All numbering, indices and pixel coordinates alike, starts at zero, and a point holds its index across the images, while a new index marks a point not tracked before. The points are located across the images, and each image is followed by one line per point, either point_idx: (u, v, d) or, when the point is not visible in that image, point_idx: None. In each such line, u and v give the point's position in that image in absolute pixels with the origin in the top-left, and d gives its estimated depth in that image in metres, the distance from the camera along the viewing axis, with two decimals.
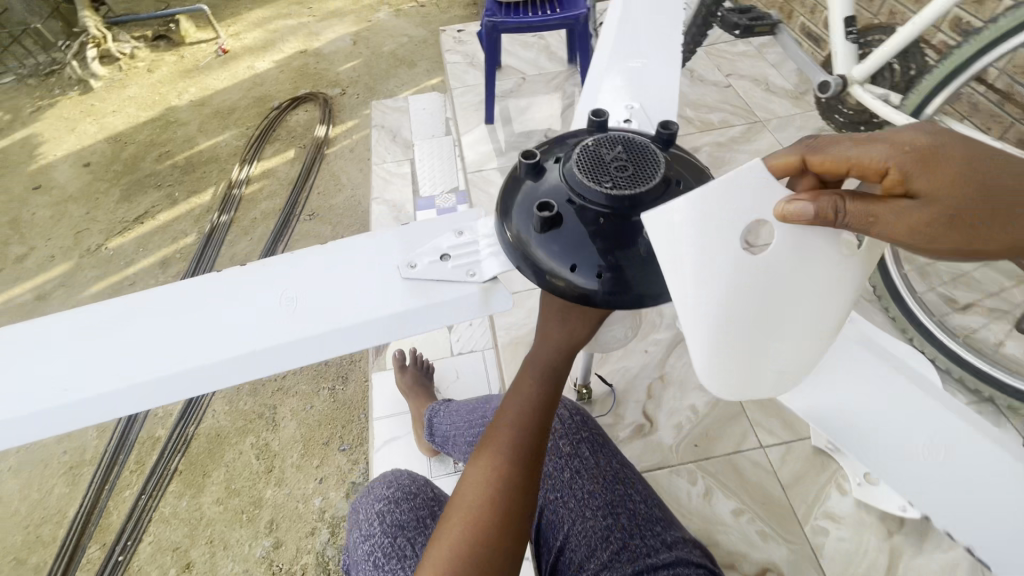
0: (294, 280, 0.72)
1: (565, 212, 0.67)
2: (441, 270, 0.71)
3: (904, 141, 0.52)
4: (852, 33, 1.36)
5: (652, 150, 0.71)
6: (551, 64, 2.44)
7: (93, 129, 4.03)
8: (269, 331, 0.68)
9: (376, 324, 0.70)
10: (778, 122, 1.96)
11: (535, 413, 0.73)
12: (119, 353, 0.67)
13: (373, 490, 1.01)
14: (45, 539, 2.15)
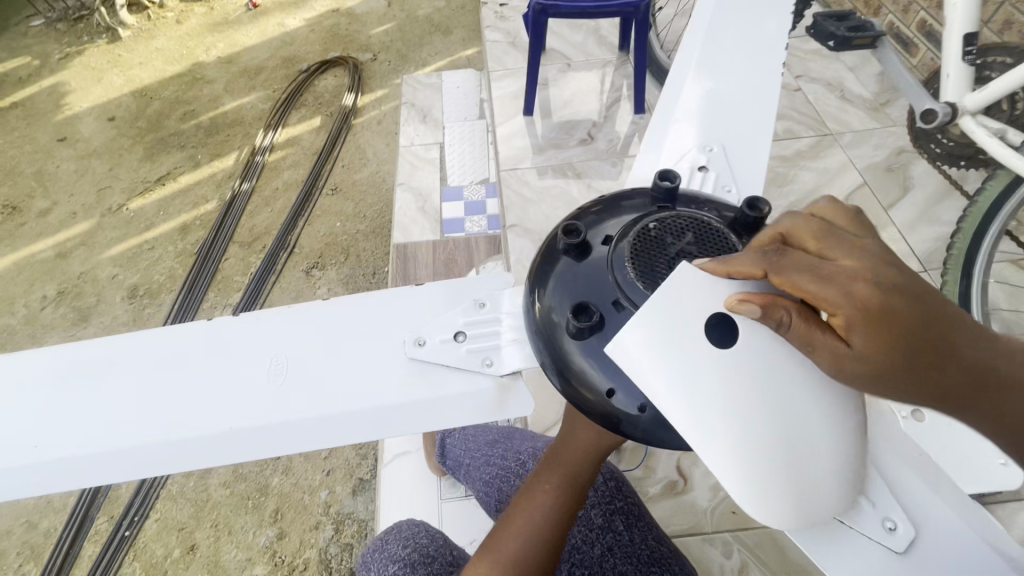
0: (282, 341, 0.58)
1: (607, 315, 0.53)
2: (451, 353, 0.57)
3: (872, 276, 0.39)
4: (970, 54, 1.18)
5: (732, 240, 0.55)
6: (600, 50, 2.23)
7: (119, 81, 3.93)
8: (239, 407, 0.54)
9: (373, 412, 0.55)
10: (851, 137, 1.75)
11: (549, 525, 0.60)
12: (51, 416, 0.53)
13: (388, 547, 0.93)
14: (56, 505, 2.16)
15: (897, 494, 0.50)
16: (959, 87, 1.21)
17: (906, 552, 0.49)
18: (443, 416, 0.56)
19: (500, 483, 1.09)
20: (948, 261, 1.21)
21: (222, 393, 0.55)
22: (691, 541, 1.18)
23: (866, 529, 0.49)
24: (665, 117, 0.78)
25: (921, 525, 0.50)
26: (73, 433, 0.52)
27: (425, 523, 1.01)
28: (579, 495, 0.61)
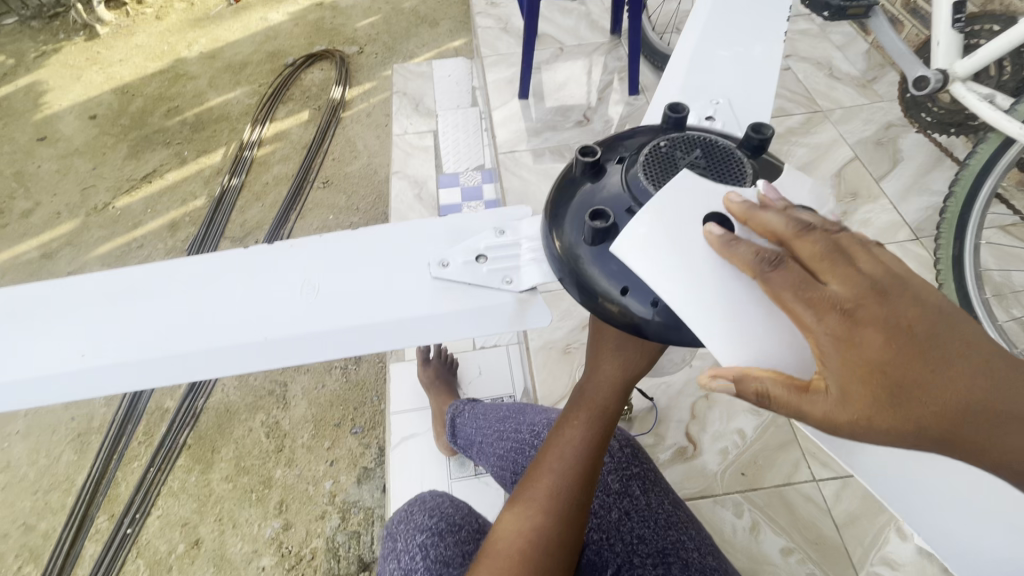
0: (304, 262, 0.57)
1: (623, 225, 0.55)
2: (475, 272, 0.56)
3: (854, 320, 0.41)
4: (959, 21, 1.22)
5: (739, 156, 0.57)
6: (592, 34, 2.25)
7: (99, 78, 3.85)
8: (266, 322, 0.54)
9: (409, 322, 0.55)
10: (841, 112, 1.79)
11: (583, 456, 0.67)
12: (90, 329, 0.53)
13: (413, 517, 0.91)
14: (54, 506, 2.13)
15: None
16: (949, 54, 1.24)
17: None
18: (473, 328, 0.56)
19: (515, 455, 1.09)
20: (942, 224, 1.25)
21: (259, 305, 0.55)
22: (704, 503, 1.22)
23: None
24: (677, 71, 0.79)
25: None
26: (113, 343, 0.52)
27: (447, 493, 0.99)
28: (608, 431, 0.66)
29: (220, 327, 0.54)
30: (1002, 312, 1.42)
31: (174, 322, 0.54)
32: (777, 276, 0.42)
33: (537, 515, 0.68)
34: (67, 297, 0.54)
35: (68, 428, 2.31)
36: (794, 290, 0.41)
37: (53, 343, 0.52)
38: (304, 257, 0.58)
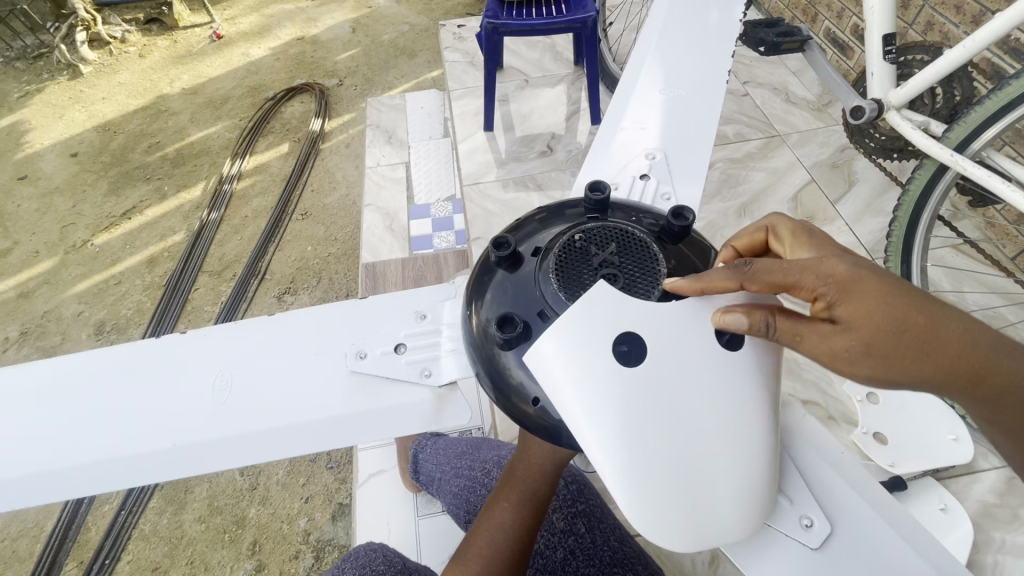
0: (233, 362, 0.61)
1: (534, 324, 0.59)
2: (392, 364, 0.61)
3: (824, 272, 0.52)
4: (890, 53, 1.26)
5: (653, 250, 0.62)
6: (557, 65, 2.30)
7: (81, 117, 3.89)
8: (188, 428, 0.57)
9: (326, 421, 0.59)
10: (798, 137, 1.83)
11: (510, 540, 0.62)
12: (19, 431, 0.56)
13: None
14: (21, 554, 2.08)
15: (816, 496, 0.57)
16: (883, 84, 1.29)
17: (822, 547, 0.54)
18: (388, 426, 0.59)
19: (468, 494, 1.08)
20: (889, 250, 1.27)
21: (183, 408, 0.58)
22: (663, 537, 1.18)
23: (784, 525, 0.55)
24: (617, 126, 0.83)
25: (836, 522, 0.56)
26: (38, 448, 0.55)
27: (383, 548, 0.96)
28: (539, 513, 0.63)
29: (143, 432, 0.57)
30: None
31: (101, 425, 0.57)
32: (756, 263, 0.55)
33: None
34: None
35: None
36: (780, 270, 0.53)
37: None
38: (230, 357, 0.61)
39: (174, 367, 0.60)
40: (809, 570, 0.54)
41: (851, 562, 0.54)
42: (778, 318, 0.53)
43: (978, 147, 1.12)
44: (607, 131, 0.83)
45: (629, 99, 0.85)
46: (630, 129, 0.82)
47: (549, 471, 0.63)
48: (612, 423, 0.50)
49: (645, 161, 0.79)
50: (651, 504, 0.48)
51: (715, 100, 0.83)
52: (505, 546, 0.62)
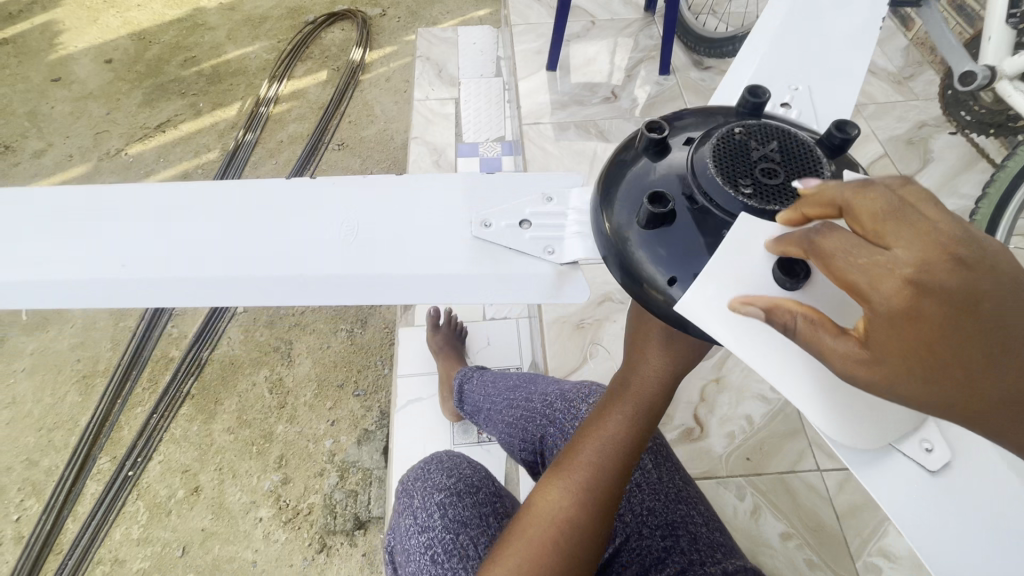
0: (356, 208, 0.61)
1: (679, 209, 0.55)
2: (517, 237, 0.60)
3: (892, 285, 0.38)
4: (1015, 17, 1.19)
5: (818, 153, 0.55)
6: (625, 9, 2.19)
7: (116, 22, 3.77)
8: (315, 262, 0.58)
9: (445, 279, 0.59)
10: (876, 108, 1.76)
11: (623, 447, 0.68)
12: (151, 244, 0.58)
13: (431, 476, 0.92)
14: (56, 444, 2.16)
15: None
16: (1000, 50, 1.22)
17: None
18: (508, 292, 0.60)
19: (526, 423, 1.06)
20: (971, 229, 1.24)
21: (305, 244, 0.59)
22: (707, 484, 1.20)
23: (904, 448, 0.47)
24: (771, 36, 0.70)
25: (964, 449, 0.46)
26: (171, 263, 0.58)
27: (464, 457, 1.00)
28: (647, 426, 0.68)
29: (273, 262, 0.58)
30: None
31: (230, 250, 0.58)
32: (836, 239, 0.40)
33: (569, 509, 0.66)
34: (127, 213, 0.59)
35: (73, 370, 2.31)
36: (847, 255, 0.39)
37: (111, 256, 0.57)
38: (350, 205, 0.61)
39: (297, 206, 0.61)
40: None
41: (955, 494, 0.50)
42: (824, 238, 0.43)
43: None
44: (756, 41, 0.71)
45: (790, 8, 0.71)
46: (780, 51, 0.69)
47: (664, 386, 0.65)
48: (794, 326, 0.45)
49: (787, 89, 0.68)
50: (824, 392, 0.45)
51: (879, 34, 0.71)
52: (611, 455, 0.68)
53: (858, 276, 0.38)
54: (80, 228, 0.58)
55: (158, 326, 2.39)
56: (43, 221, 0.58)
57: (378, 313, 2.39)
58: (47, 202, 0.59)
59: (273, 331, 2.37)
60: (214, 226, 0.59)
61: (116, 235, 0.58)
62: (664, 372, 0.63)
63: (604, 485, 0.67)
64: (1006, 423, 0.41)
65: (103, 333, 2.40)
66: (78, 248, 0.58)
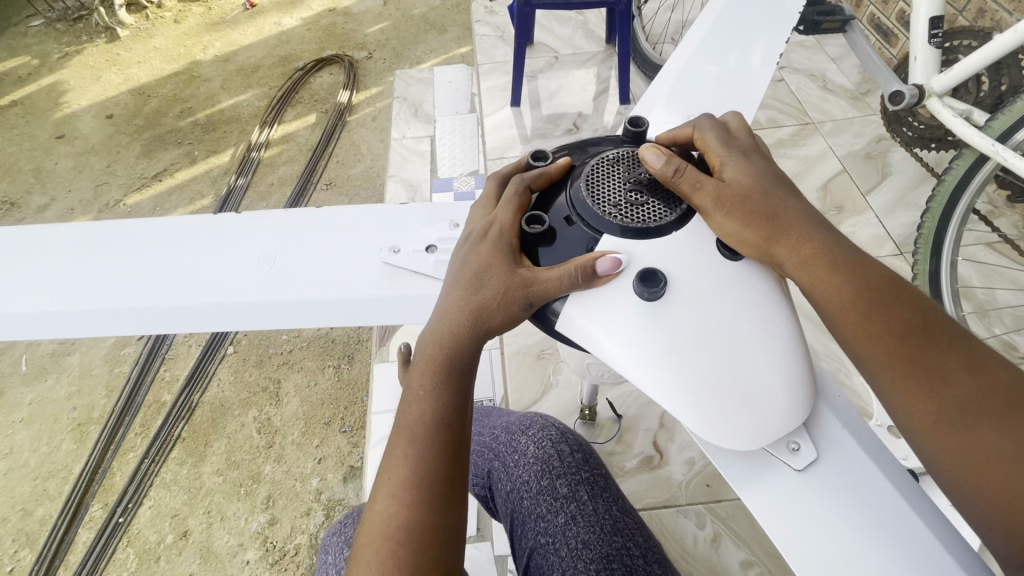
0: (285, 244, 0.73)
1: (560, 228, 0.66)
2: (422, 262, 0.71)
3: (737, 216, 0.61)
4: (935, 37, 1.30)
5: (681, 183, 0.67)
6: (588, 42, 2.28)
7: (117, 80, 3.96)
8: (243, 287, 0.69)
9: (352, 296, 0.69)
10: (833, 125, 1.80)
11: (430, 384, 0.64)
12: (104, 275, 0.70)
13: (345, 530, 0.96)
14: (51, 493, 2.20)
15: (809, 427, 0.60)
16: (926, 69, 1.33)
17: (804, 469, 0.58)
18: (417, 311, 0.70)
19: (476, 457, 1.05)
20: (919, 243, 1.33)
21: (239, 274, 0.70)
22: (666, 512, 1.26)
23: (771, 447, 0.59)
24: (679, 81, 0.86)
25: (825, 448, 0.59)
26: (121, 295, 0.68)
27: None
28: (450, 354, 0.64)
29: (205, 291, 0.69)
30: (985, 329, 1.54)
31: (175, 283, 0.70)
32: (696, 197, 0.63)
33: (403, 513, 0.60)
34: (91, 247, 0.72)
35: (69, 418, 2.36)
36: (711, 204, 0.62)
37: (69, 287, 0.69)
38: (274, 240, 0.73)
39: (233, 243, 0.73)
40: (789, 486, 0.58)
41: (824, 487, 0.57)
42: (685, 180, 0.64)
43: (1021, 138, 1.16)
44: (659, 92, 0.86)
45: (701, 60, 0.86)
46: (668, 101, 0.84)
47: (475, 319, 0.63)
48: (659, 342, 0.56)
49: (680, 121, 0.82)
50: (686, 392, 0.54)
51: (756, 87, 0.84)
52: (438, 427, 0.62)
53: (720, 216, 0.62)
54: (50, 263, 0.71)
55: (151, 371, 2.44)
56: (26, 261, 0.71)
57: (364, 348, 2.42)
58: (34, 245, 0.72)
59: (263, 370, 2.41)
60: (158, 257, 0.71)
61: (82, 271, 0.70)
62: (462, 309, 0.63)
63: (438, 458, 0.62)
64: (854, 310, 0.59)
65: (98, 379, 2.46)
66: (38, 291, 0.69)
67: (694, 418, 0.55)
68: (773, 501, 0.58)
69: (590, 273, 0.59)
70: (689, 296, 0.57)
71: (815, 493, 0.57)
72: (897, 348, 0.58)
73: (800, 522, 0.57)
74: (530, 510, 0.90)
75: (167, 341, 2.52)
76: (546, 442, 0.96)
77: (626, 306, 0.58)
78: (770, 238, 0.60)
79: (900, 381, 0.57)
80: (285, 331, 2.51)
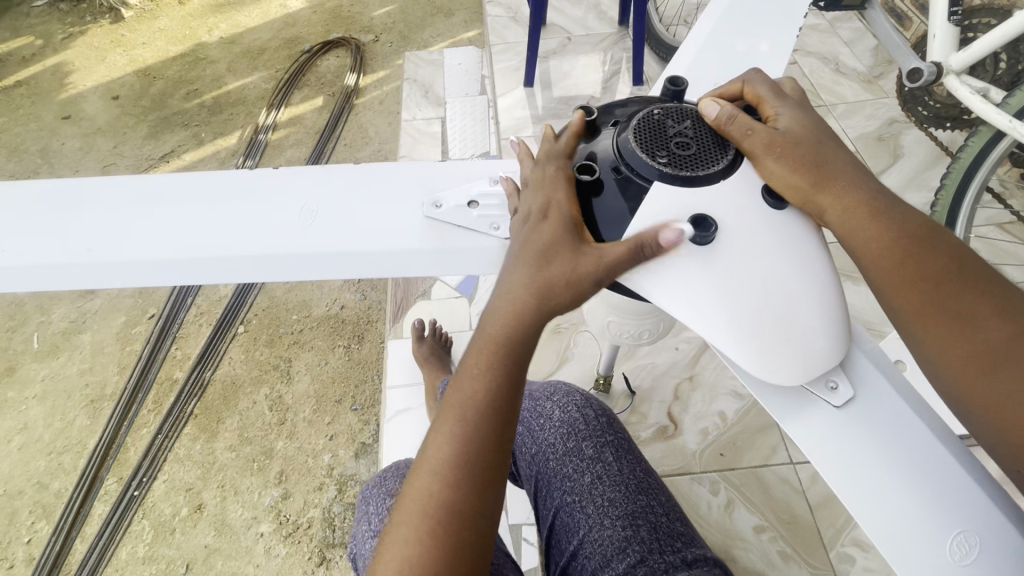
0: (327, 199, 0.75)
1: (608, 178, 0.69)
2: (465, 216, 0.74)
3: (791, 162, 0.67)
4: (955, 14, 1.31)
5: (727, 136, 0.70)
6: (600, 24, 2.28)
7: (123, 61, 3.94)
8: (289, 239, 0.72)
9: (390, 252, 0.72)
10: (846, 107, 1.81)
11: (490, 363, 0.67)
12: (141, 226, 0.71)
13: (386, 483, 0.97)
14: (66, 467, 2.23)
15: (846, 367, 0.66)
16: (944, 47, 1.34)
17: (844, 405, 0.64)
18: (461, 262, 0.74)
19: None
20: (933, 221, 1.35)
21: (286, 228, 0.73)
22: (681, 480, 1.32)
23: (811, 385, 0.65)
24: (707, 43, 0.89)
25: (859, 386, 0.65)
26: (172, 246, 0.71)
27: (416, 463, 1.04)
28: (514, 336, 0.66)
29: (243, 243, 0.71)
30: None
31: (221, 236, 0.72)
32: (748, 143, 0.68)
33: (444, 489, 0.63)
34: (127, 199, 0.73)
35: (82, 395, 2.39)
36: (764, 149, 0.67)
37: (108, 237, 0.71)
38: (316, 195, 0.75)
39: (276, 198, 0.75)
40: (830, 421, 0.64)
41: (863, 422, 0.63)
42: (739, 127, 0.69)
43: None
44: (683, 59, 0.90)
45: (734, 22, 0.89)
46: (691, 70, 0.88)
47: (539, 300, 0.65)
48: (717, 289, 0.61)
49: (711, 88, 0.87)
50: (742, 336, 0.60)
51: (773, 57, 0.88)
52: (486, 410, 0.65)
53: (773, 161, 0.67)
54: (97, 214, 0.72)
55: (163, 349, 2.47)
56: (72, 213, 0.73)
57: (374, 328, 2.44)
58: (79, 197, 0.74)
59: (274, 349, 2.43)
60: (195, 211, 0.74)
61: (129, 222, 0.72)
62: (531, 286, 0.65)
63: (484, 439, 0.65)
64: (895, 257, 0.65)
65: (110, 357, 2.48)
66: (86, 241, 0.71)
67: (748, 357, 0.61)
68: (815, 436, 0.64)
69: (654, 244, 0.61)
70: (740, 247, 0.63)
71: (853, 428, 0.63)
72: (930, 295, 0.65)
73: (836, 452, 0.63)
74: (556, 471, 0.93)
75: (178, 320, 2.54)
76: (571, 406, 0.99)
77: (686, 256, 0.63)
78: (819, 183, 0.66)
79: (930, 324, 0.65)
80: (295, 311, 2.53)
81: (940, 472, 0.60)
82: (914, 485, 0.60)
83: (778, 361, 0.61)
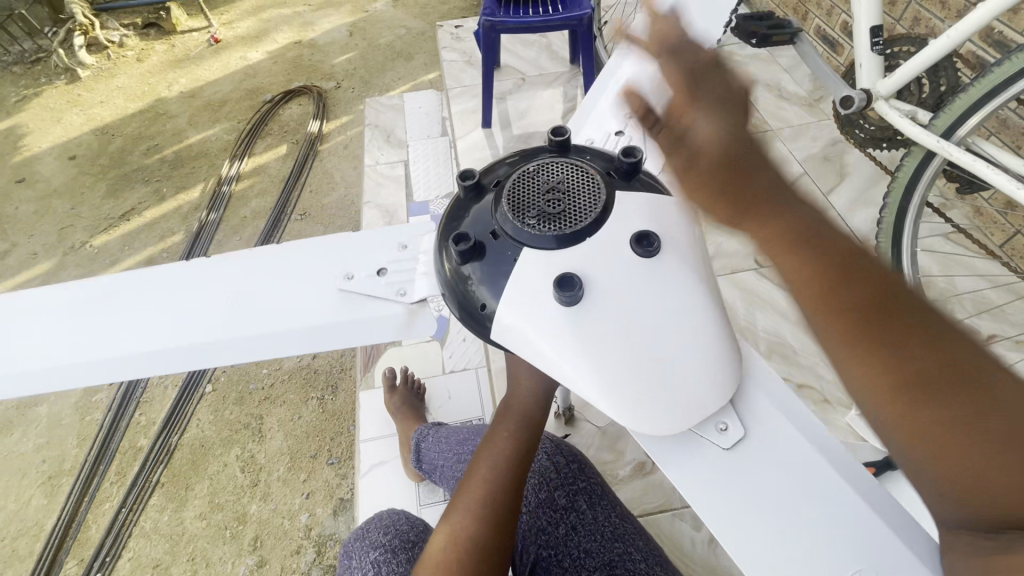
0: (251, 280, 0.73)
1: (486, 242, 0.63)
2: (374, 284, 0.71)
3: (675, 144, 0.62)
4: (876, 45, 1.39)
5: (597, 179, 0.65)
6: (553, 63, 2.35)
7: (79, 120, 3.89)
8: (214, 324, 0.69)
9: (316, 328, 0.70)
10: (790, 131, 1.89)
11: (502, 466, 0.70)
12: (104, 340, 0.68)
13: (369, 535, 1.03)
14: (21, 554, 2.08)
15: (735, 405, 0.56)
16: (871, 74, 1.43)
17: (733, 448, 0.54)
18: (374, 332, 0.71)
19: None
20: (880, 237, 1.42)
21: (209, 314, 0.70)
22: (662, 517, 1.30)
23: (699, 427, 0.54)
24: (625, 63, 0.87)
25: (751, 426, 0.55)
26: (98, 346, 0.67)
27: (404, 514, 1.11)
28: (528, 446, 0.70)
29: (172, 335, 0.68)
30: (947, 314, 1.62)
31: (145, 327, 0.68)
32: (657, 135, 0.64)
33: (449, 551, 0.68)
34: (82, 311, 0.69)
35: (38, 472, 2.25)
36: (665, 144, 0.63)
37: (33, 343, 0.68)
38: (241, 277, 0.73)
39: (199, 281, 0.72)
40: (715, 467, 0.53)
41: (753, 468, 0.53)
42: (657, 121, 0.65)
43: (963, 134, 1.26)
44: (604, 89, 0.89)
45: (698, 26, 0.85)
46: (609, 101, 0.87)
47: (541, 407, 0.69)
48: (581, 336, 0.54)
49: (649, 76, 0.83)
50: (619, 391, 0.53)
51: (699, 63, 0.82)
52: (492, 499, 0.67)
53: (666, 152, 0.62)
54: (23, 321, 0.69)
55: (125, 417, 2.35)
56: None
57: (348, 376, 2.38)
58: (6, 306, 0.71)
59: (243, 407, 2.35)
60: (150, 311, 0.70)
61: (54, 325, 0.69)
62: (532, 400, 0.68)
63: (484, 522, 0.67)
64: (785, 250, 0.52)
65: (68, 430, 2.35)
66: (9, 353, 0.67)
67: (622, 412, 0.53)
68: (698, 486, 0.53)
69: None
70: (608, 292, 0.56)
71: (741, 472, 0.53)
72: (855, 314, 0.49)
73: (718, 500, 0.52)
74: (529, 526, 0.90)
75: (141, 384, 2.44)
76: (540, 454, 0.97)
77: (548, 307, 0.56)
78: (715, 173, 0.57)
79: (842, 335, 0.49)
80: (265, 365, 2.45)
81: (839, 528, 0.49)
82: (808, 535, 0.49)
83: (659, 414, 0.53)
